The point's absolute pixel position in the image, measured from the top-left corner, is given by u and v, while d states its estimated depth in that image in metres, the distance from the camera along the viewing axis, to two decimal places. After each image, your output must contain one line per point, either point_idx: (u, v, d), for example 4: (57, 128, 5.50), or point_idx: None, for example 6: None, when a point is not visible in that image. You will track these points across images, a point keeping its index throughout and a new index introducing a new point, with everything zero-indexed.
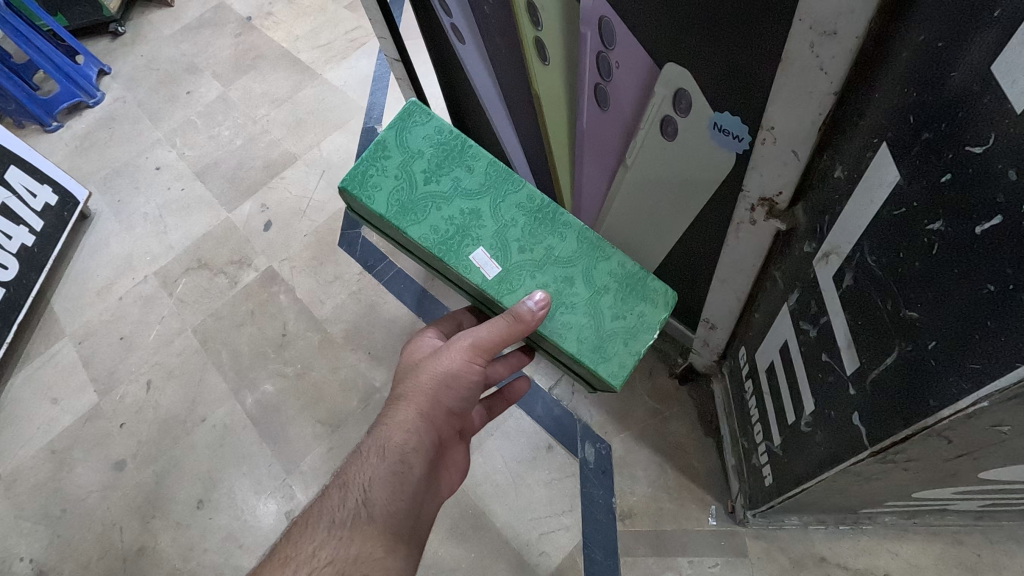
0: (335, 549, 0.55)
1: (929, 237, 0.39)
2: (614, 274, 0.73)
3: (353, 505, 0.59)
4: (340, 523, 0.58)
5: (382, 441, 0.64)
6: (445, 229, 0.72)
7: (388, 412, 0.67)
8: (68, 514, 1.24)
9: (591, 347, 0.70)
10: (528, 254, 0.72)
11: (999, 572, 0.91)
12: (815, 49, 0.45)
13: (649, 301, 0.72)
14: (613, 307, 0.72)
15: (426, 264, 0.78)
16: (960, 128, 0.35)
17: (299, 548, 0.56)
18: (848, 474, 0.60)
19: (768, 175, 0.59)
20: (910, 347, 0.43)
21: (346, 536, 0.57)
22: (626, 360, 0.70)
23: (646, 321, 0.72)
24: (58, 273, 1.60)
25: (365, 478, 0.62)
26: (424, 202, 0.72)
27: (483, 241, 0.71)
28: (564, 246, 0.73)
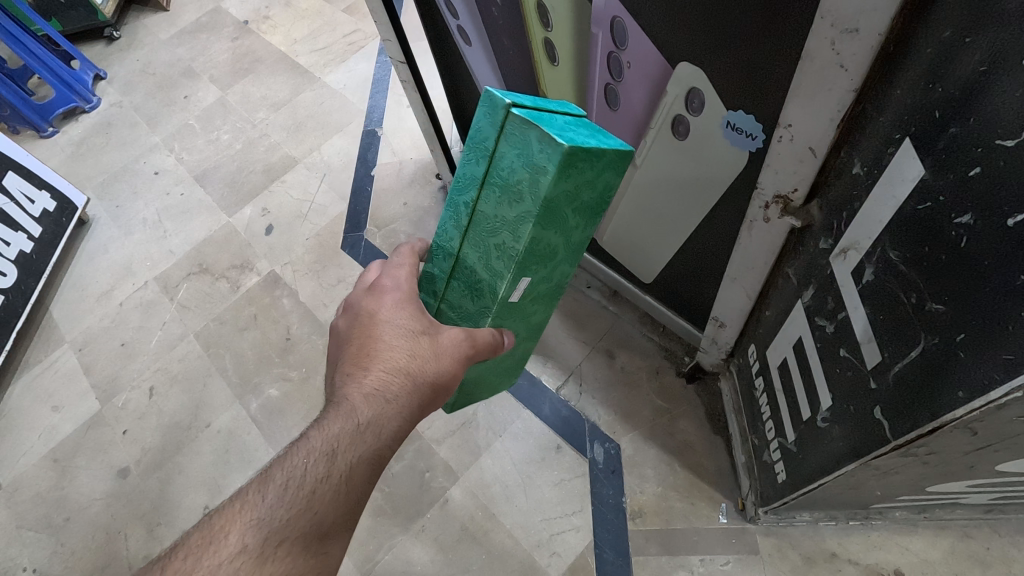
0: (302, 530, 0.51)
1: (958, 231, 0.40)
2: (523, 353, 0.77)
3: (333, 482, 0.53)
4: (314, 502, 0.52)
5: (377, 423, 0.56)
6: (541, 247, 0.59)
7: (382, 385, 0.58)
8: (72, 522, 1.22)
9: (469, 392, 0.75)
10: (526, 309, 0.68)
11: (1009, 564, 0.92)
12: (835, 47, 0.45)
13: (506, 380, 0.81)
14: (501, 371, 0.77)
15: (477, 197, 0.59)
16: (991, 122, 0.35)
17: (266, 515, 0.51)
18: (868, 468, 0.60)
19: (783, 173, 0.60)
20: (936, 341, 0.43)
21: (317, 514, 0.52)
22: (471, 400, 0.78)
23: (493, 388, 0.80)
24: (57, 279, 1.59)
25: (350, 457, 0.54)
26: (558, 218, 0.58)
27: (532, 285, 0.63)
28: (537, 319, 0.72)
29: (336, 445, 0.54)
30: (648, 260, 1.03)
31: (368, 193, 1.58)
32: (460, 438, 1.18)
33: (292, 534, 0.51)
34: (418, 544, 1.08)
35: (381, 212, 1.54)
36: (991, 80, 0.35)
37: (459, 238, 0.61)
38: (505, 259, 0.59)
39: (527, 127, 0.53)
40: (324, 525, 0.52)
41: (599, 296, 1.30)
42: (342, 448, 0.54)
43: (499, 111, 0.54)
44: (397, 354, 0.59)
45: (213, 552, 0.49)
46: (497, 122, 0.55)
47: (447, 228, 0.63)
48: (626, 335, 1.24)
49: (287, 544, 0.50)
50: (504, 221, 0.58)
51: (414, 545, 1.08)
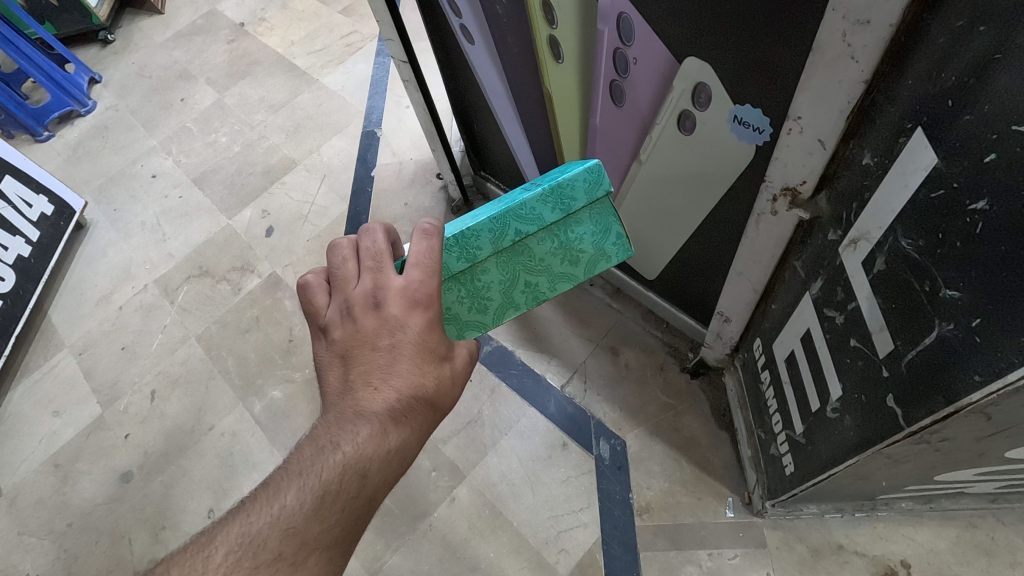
0: (328, 543, 0.51)
1: (972, 217, 0.40)
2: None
3: (361, 499, 0.53)
4: (343, 517, 0.52)
5: (403, 447, 0.56)
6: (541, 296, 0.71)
7: (409, 410, 0.57)
8: (74, 527, 1.21)
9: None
10: None
11: (1014, 554, 0.93)
12: (846, 38, 0.46)
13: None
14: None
15: (534, 233, 0.66)
16: (1005, 107, 0.36)
17: (301, 524, 0.50)
18: (879, 457, 0.61)
19: (791, 165, 0.60)
20: (951, 327, 0.44)
21: (343, 529, 0.52)
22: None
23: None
24: (56, 283, 1.58)
25: (379, 477, 0.54)
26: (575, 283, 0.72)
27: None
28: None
29: (369, 466, 0.53)
30: (652, 257, 1.04)
31: (369, 193, 1.58)
32: (466, 437, 1.18)
33: (321, 546, 0.51)
34: (426, 544, 1.08)
35: (382, 213, 1.53)
36: (1004, 67, 0.35)
37: (493, 252, 0.65)
38: (529, 295, 0.68)
39: (612, 216, 0.69)
40: (349, 537, 0.53)
41: (602, 294, 1.30)
42: (373, 470, 0.54)
43: (601, 190, 0.67)
44: (427, 380, 0.58)
45: (251, 554, 0.48)
46: (594, 196, 0.67)
47: (482, 235, 0.65)
48: (629, 331, 1.25)
49: (317, 556, 0.50)
50: (547, 268, 0.68)
51: (422, 545, 1.08)
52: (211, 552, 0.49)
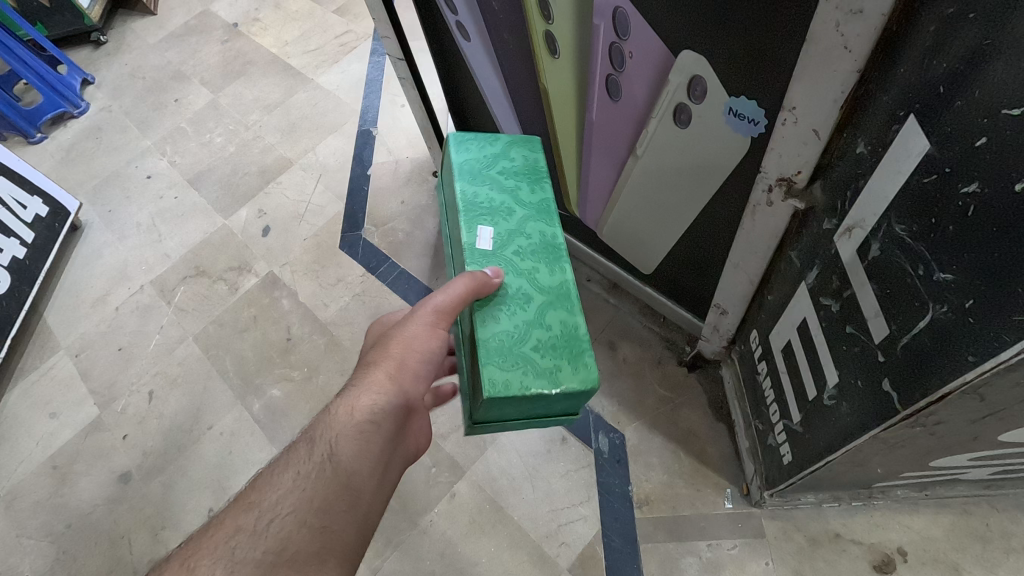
0: (291, 506, 0.56)
1: (965, 201, 0.41)
2: (565, 327, 0.73)
3: (318, 461, 0.58)
4: (304, 481, 0.57)
5: (351, 404, 0.62)
6: (482, 202, 0.83)
7: (359, 377, 0.65)
8: (73, 529, 1.21)
9: (518, 363, 0.70)
10: (519, 256, 0.78)
11: (1008, 539, 0.94)
12: (840, 28, 0.47)
13: (575, 368, 0.71)
14: (547, 352, 0.71)
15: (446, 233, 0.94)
16: (995, 91, 0.37)
17: (265, 493, 0.57)
18: (876, 442, 0.62)
19: (786, 156, 0.61)
20: (945, 309, 0.45)
21: (306, 489, 0.57)
22: (518, 386, 0.69)
23: (557, 377, 0.70)
24: (51, 285, 1.57)
25: (330, 437, 0.60)
26: (487, 182, 0.86)
27: (503, 236, 0.80)
28: (543, 281, 0.77)
29: (320, 432, 0.61)
30: (649, 251, 1.04)
31: (365, 192, 1.58)
32: (465, 432, 1.18)
33: (287, 512, 0.55)
34: (427, 539, 1.08)
35: (379, 211, 1.54)
36: (995, 53, 0.36)
37: None
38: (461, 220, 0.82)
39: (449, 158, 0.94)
40: (319, 500, 0.56)
41: (599, 289, 1.31)
42: (328, 431, 0.61)
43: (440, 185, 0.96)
44: (371, 356, 0.67)
45: (228, 525, 0.55)
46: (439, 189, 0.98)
47: None
48: (627, 326, 1.25)
49: (282, 521, 0.55)
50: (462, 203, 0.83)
51: (423, 540, 1.08)
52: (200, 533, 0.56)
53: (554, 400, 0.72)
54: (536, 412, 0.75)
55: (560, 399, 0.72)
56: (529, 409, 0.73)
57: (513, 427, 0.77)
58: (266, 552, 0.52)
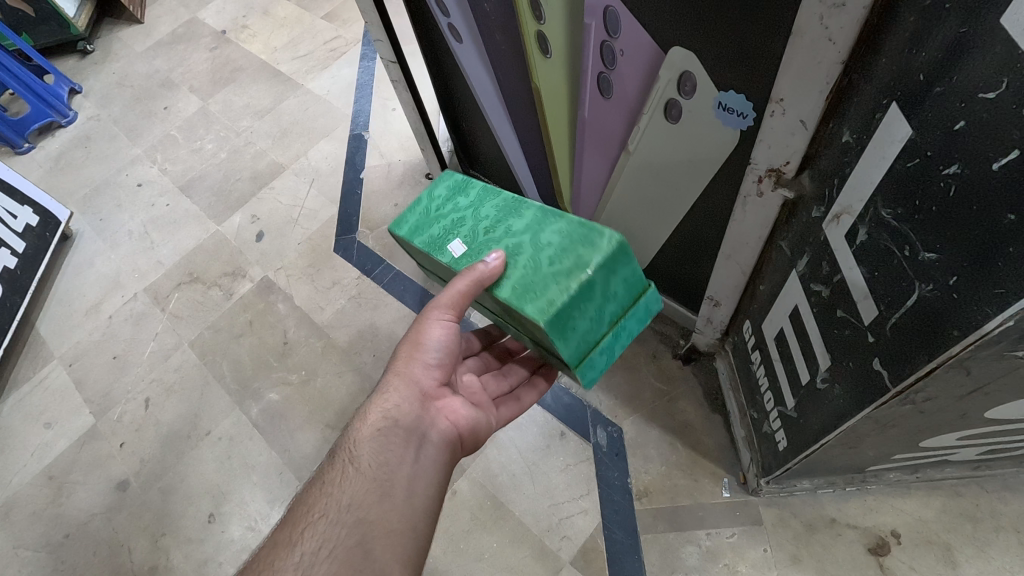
0: (325, 506, 0.63)
1: (946, 181, 0.43)
2: (560, 232, 0.69)
3: (344, 465, 0.66)
4: (336, 487, 0.64)
5: (366, 411, 0.70)
6: (438, 234, 0.77)
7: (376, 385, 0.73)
8: (72, 538, 1.20)
9: (545, 279, 0.65)
10: (492, 234, 0.73)
11: (997, 519, 0.97)
12: (824, 21, 0.49)
13: (592, 245, 0.66)
14: (557, 257, 0.66)
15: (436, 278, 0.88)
16: (973, 76, 0.39)
17: (301, 503, 0.65)
18: (867, 421, 0.64)
19: (775, 147, 0.63)
20: (930, 287, 0.47)
21: (336, 490, 0.64)
22: (562, 294, 0.63)
23: (584, 258, 0.65)
24: (42, 295, 1.56)
25: (352, 442, 0.68)
26: (430, 222, 0.79)
27: (467, 236, 0.74)
28: (516, 224, 0.72)
29: (343, 442, 0.69)
30: (642, 246, 1.06)
31: (358, 195, 1.59)
32: None
33: (325, 514, 0.62)
34: None
35: (373, 214, 1.55)
36: (972, 41, 0.38)
37: None
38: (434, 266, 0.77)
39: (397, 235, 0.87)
40: (348, 497, 0.63)
41: None
42: (351, 440, 0.68)
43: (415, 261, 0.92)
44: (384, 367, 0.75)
45: (274, 537, 0.62)
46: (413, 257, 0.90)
47: None
48: None
49: (320, 522, 0.61)
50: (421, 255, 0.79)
51: None
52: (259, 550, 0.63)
53: (608, 281, 0.67)
54: (611, 313, 0.70)
55: (611, 277, 0.67)
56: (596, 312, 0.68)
57: (608, 344, 0.71)
58: (311, 551, 0.58)
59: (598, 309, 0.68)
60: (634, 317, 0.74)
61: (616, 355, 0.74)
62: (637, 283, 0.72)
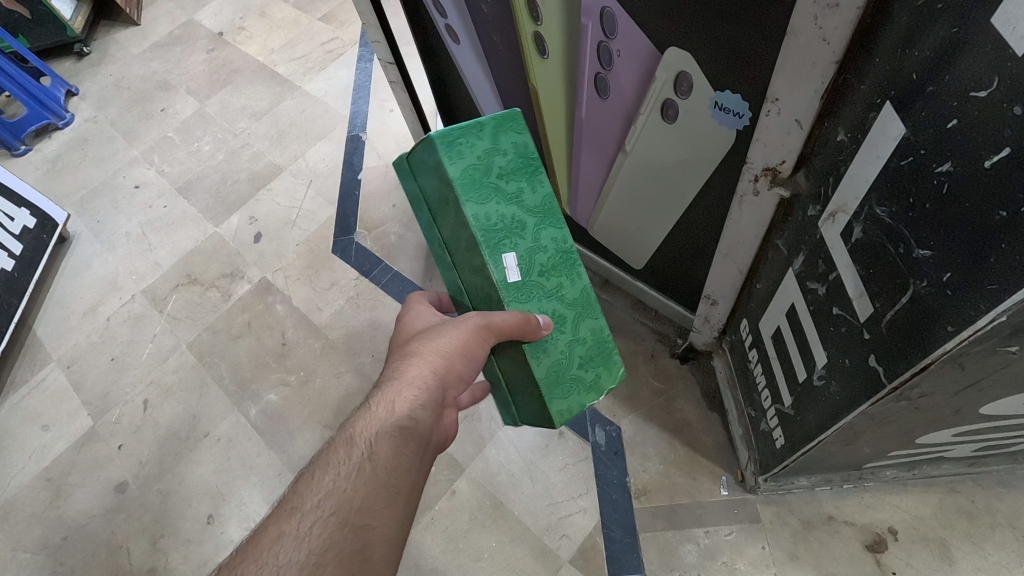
0: (333, 505, 0.55)
1: (939, 179, 0.44)
2: (594, 334, 0.77)
3: (359, 459, 0.58)
4: (345, 484, 0.56)
5: (389, 403, 0.62)
6: (493, 221, 0.73)
7: (398, 371, 0.65)
8: (70, 541, 1.20)
9: (574, 384, 0.76)
10: (543, 280, 0.74)
11: (993, 515, 0.98)
12: (818, 21, 0.49)
13: (610, 369, 0.78)
14: (584, 364, 0.77)
15: (432, 216, 0.78)
16: (965, 75, 0.39)
17: (303, 494, 0.56)
18: (864, 417, 0.65)
19: (771, 146, 0.64)
20: (924, 284, 0.48)
21: (347, 488, 0.56)
22: (575, 408, 0.76)
23: (599, 384, 0.77)
24: (39, 297, 1.56)
25: (370, 433, 0.60)
26: (487, 188, 0.73)
27: (524, 259, 0.73)
28: (567, 294, 0.76)
29: (357, 427, 0.61)
30: (639, 245, 1.07)
31: (356, 196, 1.59)
32: (464, 430, 1.20)
33: (328, 514, 0.54)
34: (428, 537, 1.09)
35: (371, 215, 1.55)
36: (963, 40, 0.39)
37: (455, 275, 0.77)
38: (473, 249, 0.73)
39: (424, 155, 0.76)
40: (360, 500, 0.56)
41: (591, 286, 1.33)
42: (366, 430, 0.60)
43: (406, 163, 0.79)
44: (411, 351, 0.67)
45: (269, 528, 0.54)
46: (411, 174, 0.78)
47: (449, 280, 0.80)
48: (619, 321, 1.28)
49: (322, 521, 0.54)
50: (455, 222, 0.74)
51: (425, 538, 1.09)
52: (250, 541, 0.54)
53: None
54: None
55: None
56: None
57: None
58: (308, 554, 0.52)
59: None
60: None
61: None
62: None
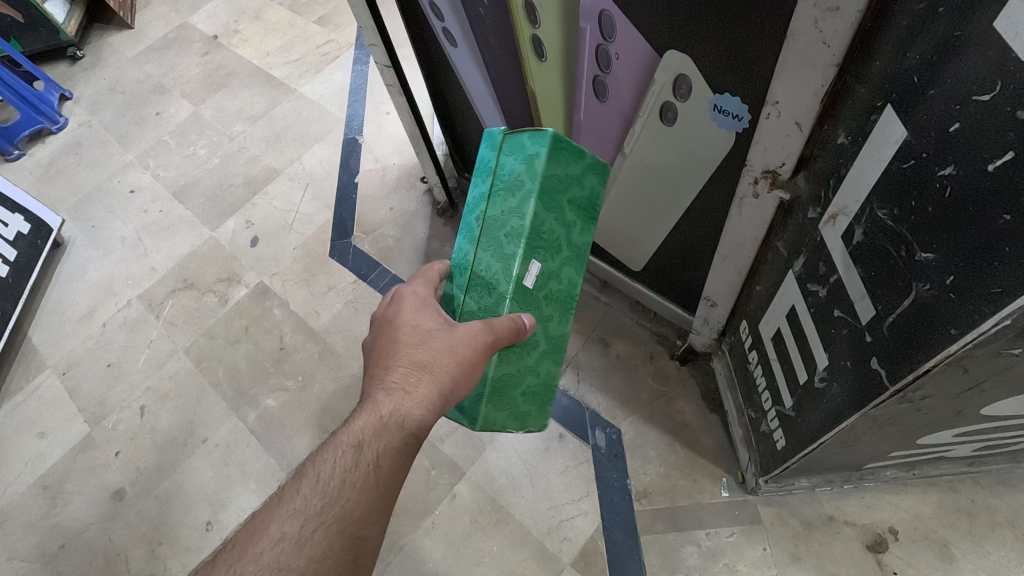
0: (334, 515, 0.54)
1: (941, 183, 0.44)
2: (548, 375, 0.75)
3: (362, 472, 0.56)
4: (346, 494, 0.55)
5: (398, 416, 0.59)
6: (546, 230, 0.69)
7: (405, 380, 0.61)
8: (67, 549, 1.19)
9: (513, 405, 0.73)
10: (543, 302, 0.71)
11: (993, 514, 0.98)
12: (818, 25, 0.49)
13: (541, 412, 0.76)
14: (529, 395, 0.74)
15: (489, 195, 0.69)
16: (968, 79, 0.39)
17: (305, 499, 0.55)
18: (866, 419, 0.65)
19: (771, 149, 0.64)
20: (927, 287, 0.48)
21: (348, 500, 0.55)
22: (496, 425, 0.73)
23: (524, 419, 0.75)
24: (34, 304, 1.55)
25: (374, 446, 0.57)
26: (556, 200, 0.70)
27: (542, 276, 0.70)
28: (554, 328, 0.75)
29: (360, 436, 0.58)
30: (639, 247, 1.06)
31: (353, 199, 1.59)
32: (464, 433, 1.19)
33: (329, 521, 0.54)
34: (429, 541, 1.08)
35: (368, 219, 1.55)
36: (964, 44, 0.39)
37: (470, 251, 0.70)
38: (515, 242, 0.67)
39: (519, 134, 0.69)
40: (359, 513, 0.55)
41: (590, 288, 1.33)
42: (369, 441, 0.58)
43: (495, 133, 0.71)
44: (420, 356, 0.62)
45: (267, 527, 0.54)
46: (496, 143, 0.71)
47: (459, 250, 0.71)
48: (618, 323, 1.27)
49: (324, 529, 0.53)
50: (511, 213, 0.68)
51: (425, 543, 1.08)
52: (248, 537, 0.54)
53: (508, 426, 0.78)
54: None
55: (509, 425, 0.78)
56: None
57: None
58: (308, 560, 0.52)
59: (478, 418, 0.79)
60: None
61: None
62: None
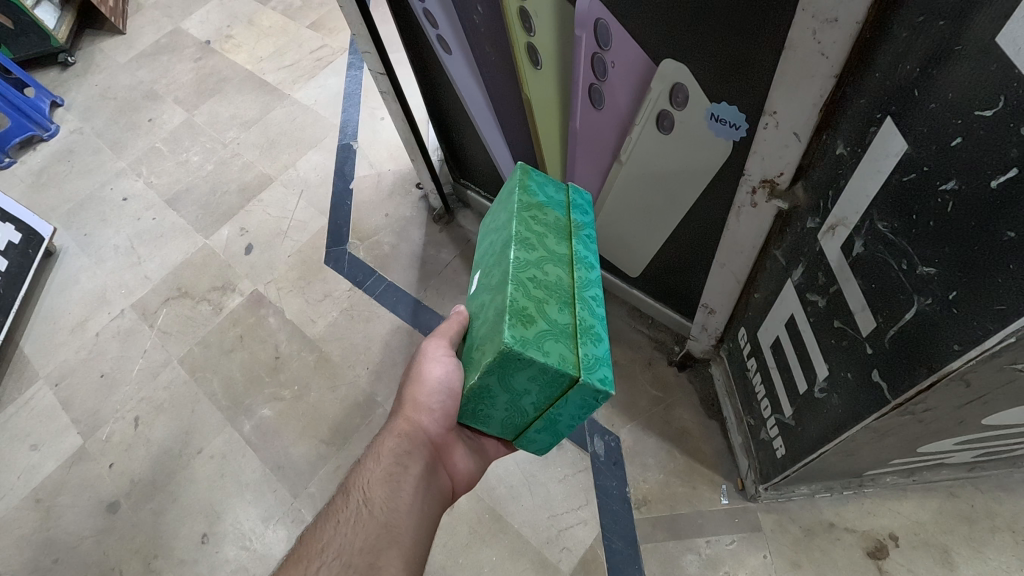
0: (336, 548, 0.59)
1: (943, 198, 0.43)
2: (495, 308, 0.61)
3: (355, 507, 0.63)
4: (346, 527, 0.61)
5: (376, 454, 0.68)
6: (483, 247, 0.77)
7: (383, 429, 0.71)
8: (61, 563, 1.17)
9: (470, 363, 0.64)
10: (484, 279, 0.70)
11: (992, 519, 0.98)
12: (816, 36, 0.49)
13: (492, 340, 0.58)
14: (480, 344, 0.62)
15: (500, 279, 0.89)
16: (969, 94, 0.39)
17: (310, 545, 0.61)
18: (867, 430, 0.64)
19: (769, 158, 0.63)
20: (930, 301, 0.47)
21: (347, 532, 0.61)
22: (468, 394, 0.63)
23: (478, 360, 0.60)
24: (26, 314, 1.53)
25: (363, 484, 0.65)
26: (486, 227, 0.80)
27: (482, 269, 0.73)
28: (495, 277, 0.65)
29: (353, 482, 0.67)
30: (637, 253, 1.06)
31: (348, 206, 1.58)
32: None
33: (334, 555, 0.59)
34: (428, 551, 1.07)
35: (363, 225, 1.54)
36: (964, 59, 0.38)
37: None
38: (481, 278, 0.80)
39: None
40: (360, 541, 0.60)
41: None
42: (361, 480, 0.66)
43: None
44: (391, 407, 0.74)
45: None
46: None
47: None
48: (616, 329, 1.27)
49: (328, 562, 0.58)
50: None
51: None
52: None
53: (506, 381, 0.60)
54: (534, 402, 0.63)
55: (508, 377, 0.59)
56: (508, 400, 0.63)
57: (542, 424, 0.67)
58: None
59: (513, 403, 0.64)
60: (575, 403, 0.62)
61: (570, 429, 0.68)
62: (561, 378, 0.58)
